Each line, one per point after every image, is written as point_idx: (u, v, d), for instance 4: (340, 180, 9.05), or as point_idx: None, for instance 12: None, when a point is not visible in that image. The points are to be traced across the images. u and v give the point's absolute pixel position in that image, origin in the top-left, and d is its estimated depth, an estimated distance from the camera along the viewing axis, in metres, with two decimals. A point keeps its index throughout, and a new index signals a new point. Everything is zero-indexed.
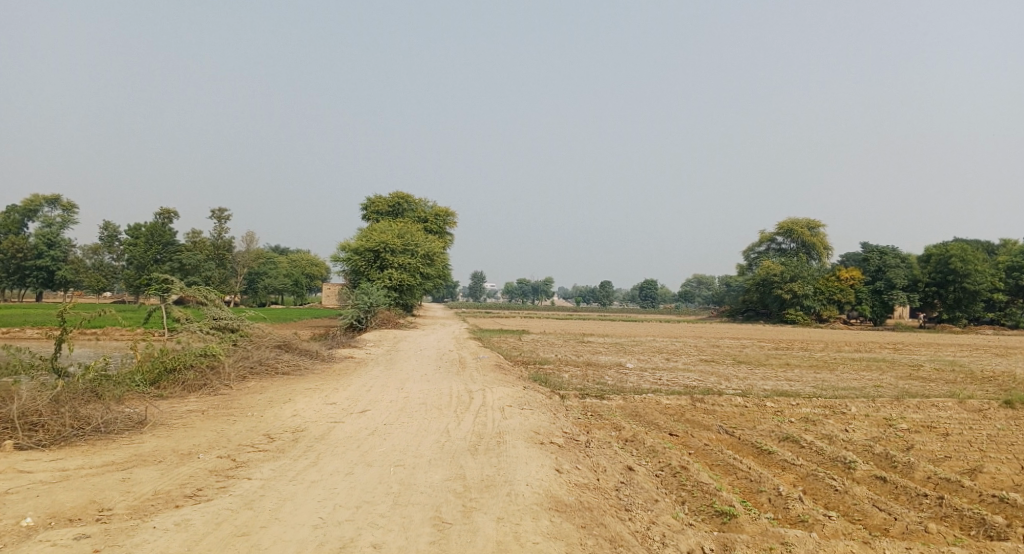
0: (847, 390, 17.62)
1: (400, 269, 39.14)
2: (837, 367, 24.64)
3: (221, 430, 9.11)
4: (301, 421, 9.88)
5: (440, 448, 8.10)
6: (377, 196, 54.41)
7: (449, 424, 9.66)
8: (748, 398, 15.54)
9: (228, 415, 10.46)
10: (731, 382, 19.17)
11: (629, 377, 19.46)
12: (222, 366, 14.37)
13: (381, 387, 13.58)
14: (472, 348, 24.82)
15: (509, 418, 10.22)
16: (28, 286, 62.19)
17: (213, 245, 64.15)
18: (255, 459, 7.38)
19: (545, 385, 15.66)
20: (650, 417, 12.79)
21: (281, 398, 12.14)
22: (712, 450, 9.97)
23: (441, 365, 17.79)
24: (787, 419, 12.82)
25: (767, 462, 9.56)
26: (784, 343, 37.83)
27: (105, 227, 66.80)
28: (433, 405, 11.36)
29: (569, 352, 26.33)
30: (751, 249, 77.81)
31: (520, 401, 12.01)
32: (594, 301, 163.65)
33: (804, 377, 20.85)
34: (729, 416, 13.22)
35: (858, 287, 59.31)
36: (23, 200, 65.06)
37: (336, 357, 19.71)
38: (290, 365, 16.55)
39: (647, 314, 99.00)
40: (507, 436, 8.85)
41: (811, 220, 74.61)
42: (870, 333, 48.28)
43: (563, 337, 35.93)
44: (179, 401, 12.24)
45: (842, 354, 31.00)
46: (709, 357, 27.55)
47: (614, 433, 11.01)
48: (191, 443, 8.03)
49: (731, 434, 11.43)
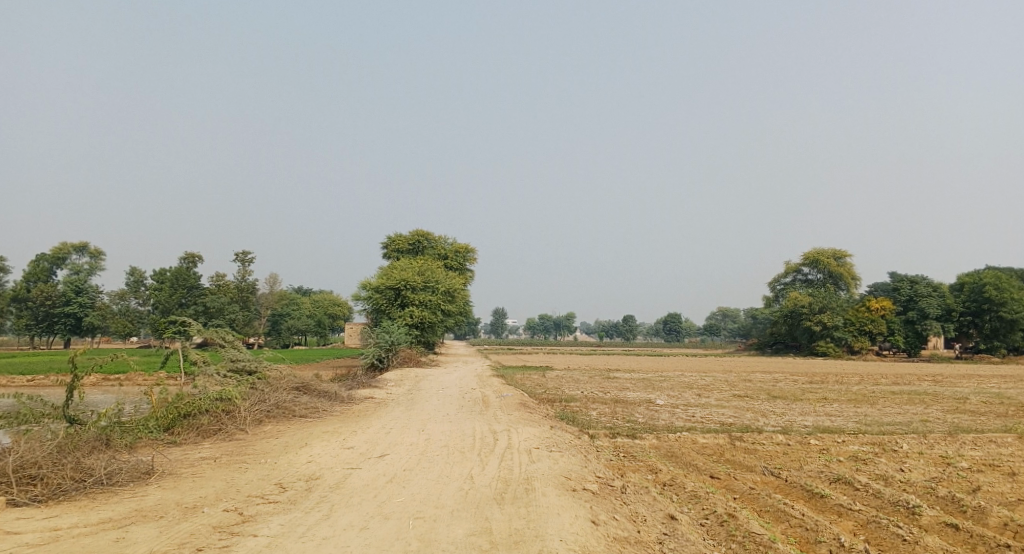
0: (894, 425, 16.52)
1: (421, 306, 38.74)
2: (878, 401, 23.34)
3: (231, 479, 8.62)
4: (316, 468, 9.33)
5: (464, 497, 7.45)
6: (397, 235, 54.52)
7: (473, 469, 9.00)
8: (790, 435, 14.58)
9: (241, 462, 9.98)
10: (768, 418, 18.15)
11: (659, 414, 18.54)
12: (238, 410, 13.94)
13: (402, 429, 12.99)
14: (495, 386, 24.08)
15: (537, 461, 9.53)
16: (57, 333, 63.10)
17: (237, 288, 64.69)
18: (263, 513, 6.85)
19: (573, 424, 14.91)
20: (687, 458, 11.98)
21: (298, 443, 11.61)
22: (759, 495, 9.13)
23: (464, 405, 17.13)
24: (835, 458, 11.89)
25: (821, 506, 8.67)
26: (817, 376, 36.39)
27: (132, 273, 67.83)
28: (455, 447, 10.75)
29: (595, 390, 25.44)
30: (776, 280, 76.44)
31: (548, 443, 11.32)
32: (617, 336, 161.56)
33: (846, 412, 19.70)
34: (772, 456, 12.33)
35: (890, 317, 57.43)
36: (53, 248, 66.60)
37: (356, 397, 19.14)
38: (308, 408, 16.02)
39: (672, 348, 97.01)
40: (535, 482, 8.17)
41: (837, 249, 73.16)
42: (906, 365, 46.37)
43: (589, 374, 34.92)
44: (191, 448, 11.76)
45: (880, 387, 29.53)
46: (742, 392, 26.42)
47: (651, 476, 10.25)
48: (197, 496, 7.55)
49: (777, 476, 10.56)
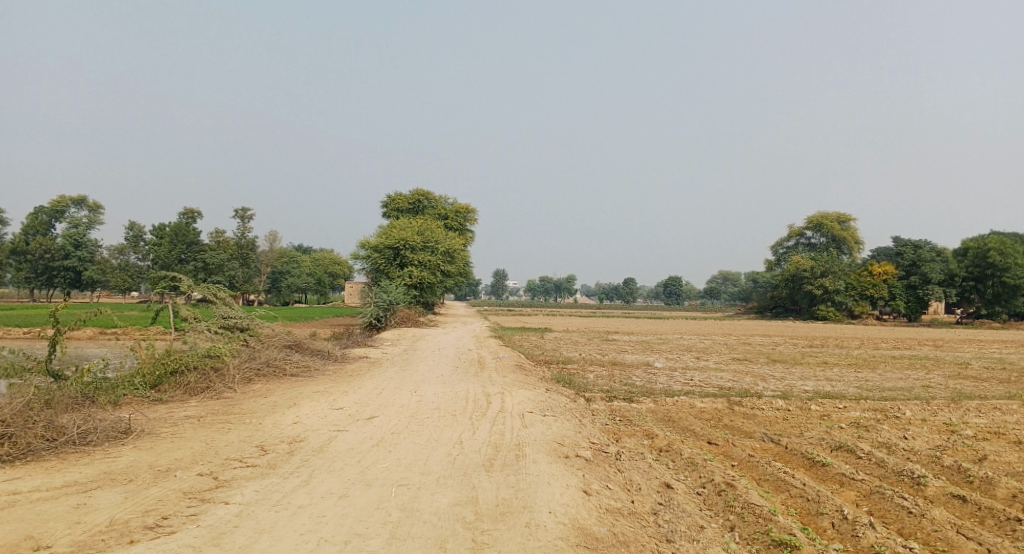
0: (895, 391, 16.23)
1: (420, 266, 38.29)
2: (879, 366, 23.07)
3: (211, 441, 8.26)
4: (301, 430, 9.01)
5: (451, 464, 7.09)
6: (397, 193, 53.79)
7: (463, 433, 8.66)
8: (791, 400, 14.28)
9: (224, 422, 9.64)
10: (768, 382, 17.86)
11: (657, 377, 18.27)
12: (228, 368, 13.58)
13: (393, 390, 12.66)
14: (492, 347, 23.81)
15: (530, 426, 9.19)
16: (57, 287, 62.83)
17: (236, 245, 64.29)
18: (239, 478, 6.51)
19: (569, 387, 14.63)
20: (685, 423, 11.69)
21: (285, 403, 11.30)
22: (758, 463, 8.83)
23: (459, 366, 16.83)
24: (837, 425, 11.60)
25: (822, 475, 8.37)
26: (817, 340, 36.26)
27: (131, 227, 67.23)
28: (447, 410, 10.43)
29: (594, 351, 25.20)
30: (779, 244, 75.98)
31: (543, 406, 10.98)
32: (617, 298, 161.56)
33: (846, 377, 19.44)
34: (771, 421, 12.05)
35: (892, 282, 57.05)
36: (51, 201, 65.89)
37: (350, 357, 18.84)
38: (300, 366, 15.67)
39: (672, 311, 97.01)
40: (527, 449, 7.82)
41: (842, 213, 72.32)
42: (906, 330, 46.22)
43: (587, 335, 34.74)
44: (178, 406, 11.45)
45: (881, 352, 29.30)
46: (741, 356, 26.20)
47: (647, 442, 9.95)
48: (172, 458, 7.22)
49: (777, 443, 10.26)
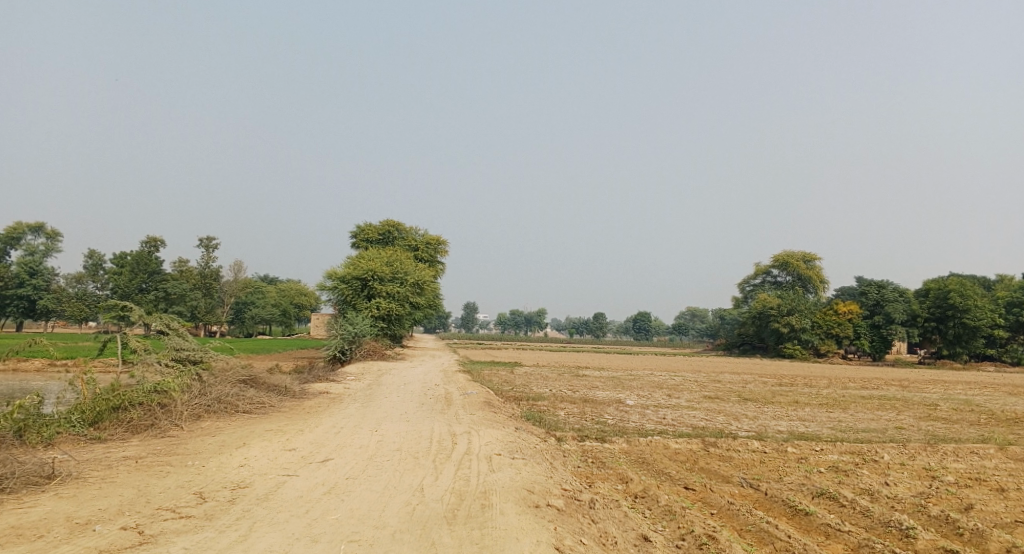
0: (869, 433, 16.00)
1: (388, 298, 37.50)
2: (849, 406, 23.00)
3: (143, 485, 7.37)
4: (246, 474, 8.20)
5: (409, 516, 6.44)
6: (367, 224, 53.17)
7: (425, 479, 8.01)
8: (766, 442, 13.91)
9: (163, 465, 8.70)
10: (741, 422, 17.53)
11: (629, 415, 17.77)
12: (175, 404, 12.56)
13: (353, 429, 11.90)
14: (460, 382, 23.06)
15: (498, 470, 8.57)
16: (8, 315, 59.87)
17: (200, 274, 62.53)
18: (168, 532, 5.69)
19: (539, 425, 14.04)
20: (659, 465, 11.21)
21: (234, 444, 10.43)
22: (739, 511, 8.44)
23: (424, 403, 16.10)
24: (815, 469, 11.29)
25: (806, 526, 8.13)
26: (786, 379, 36.33)
27: (90, 255, 64.85)
28: (408, 452, 9.74)
29: (564, 387, 24.68)
30: (747, 282, 77.09)
31: (511, 448, 10.36)
32: (586, 333, 161.70)
33: (819, 417, 19.24)
34: (748, 465, 11.65)
35: (856, 321, 58.08)
36: (7, 227, 63.35)
37: (309, 392, 17.88)
38: (254, 403, 14.64)
39: (641, 347, 97.36)
40: (494, 497, 7.22)
41: (806, 252, 73.94)
42: (871, 370, 46.86)
43: (558, 371, 34.25)
44: (116, 445, 10.44)
45: (850, 391, 29.35)
46: (713, 394, 25.94)
47: (621, 487, 9.41)
48: (95, 507, 6.26)
49: (756, 489, 9.85)
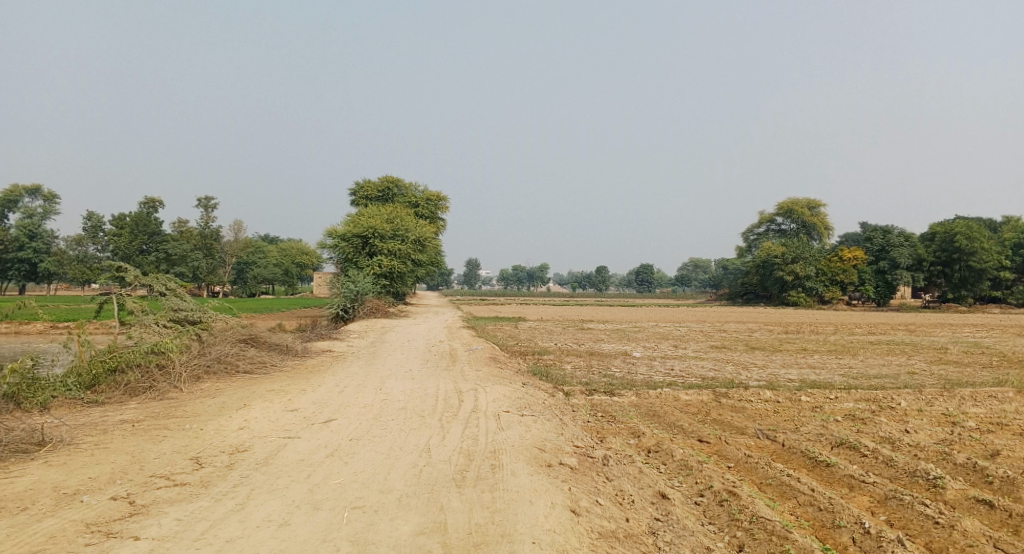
0: (881, 379, 15.72)
1: (389, 255, 37.02)
2: (857, 352, 22.75)
3: (137, 450, 7.04)
4: (247, 437, 7.88)
5: (416, 479, 6.10)
6: (366, 181, 52.27)
7: (432, 438, 7.70)
8: (779, 391, 13.60)
9: (160, 429, 8.38)
10: (751, 371, 17.25)
11: (637, 367, 17.53)
12: (174, 365, 12.21)
13: (356, 388, 11.60)
14: (465, 338, 22.84)
15: (507, 429, 8.24)
16: (10, 279, 59.61)
17: (201, 235, 61.96)
18: (161, 501, 5.36)
19: (546, 380, 13.77)
20: (671, 418, 10.91)
21: (235, 405, 10.14)
22: (757, 464, 8.15)
23: (429, 359, 15.84)
24: (831, 418, 11.01)
25: (828, 478, 7.85)
26: (793, 326, 36.05)
27: (89, 217, 64.22)
28: (414, 410, 9.43)
29: (570, 341, 24.42)
30: (750, 230, 76.30)
31: (520, 404, 10.05)
32: (589, 286, 161.74)
33: (829, 364, 18.98)
34: (763, 415, 11.35)
35: (861, 267, 57.47)
36: (2, 190, 62.55)
37: (312, 351, 17.63)
38: (255, 363, 14.34)
39: (645, 299, 97.07)
40: (504, 457, 6.88)
41: (811, 199, 72.98)
42: (876, 315, 46.76)
43: (563, 324, 34.08)
44: (113, 409, 10.14)
45: (857, 337, 29.13)
46: (720, 344, 25.67)
47: (633, 441, 9.13)
48: (84, 477, 5.94)
49: (772, 441, 9.55)
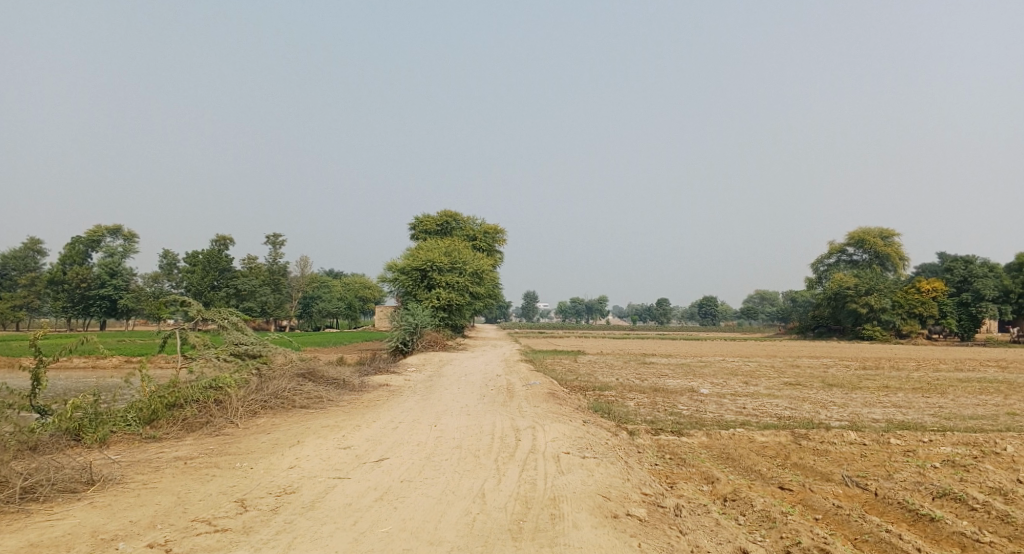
0: (980, 420, 14.17)
1: (447, 288, 37.04)
2: (946, 389, 20.90)
3: (184, 491, 6.85)
4: (296, 477, 7.60)
5: (468, 529, 5.59)
6: (425, 215, 53.05)
7: (486, 482, 7.19)
8: (865, 432, 12.39)
9: (210, 467, 8.21)
10: (830, 410, 15.94)
11: (705, 404, 16.51)
12: (231, 400, 12.22)
13: (411, 424, 11.22)
14: (522, 372, 22.28)
15: (568, 473, 7.63)
16: (93, 315, 63.13)
17: (268, 271, 64.20)
18: (199, 551, 5.11)
19: (608, 417, 13.05)
20: (746, 462, 10.00)
21: (288, 441, 9.96)
22: (849, 517, 7.21)
23: (486, 395, 15.37)
24: (929, 464, 9.83)
25: (935, 535, 6.84)
26: (870, 362, 33.77)
27: (165, 255, 67.87)
28: (469, 450, 8.95)
29: (631, 376, 23.46)
30: (819, 261, 73.07)
31: (581, 445, 9.42)
32: (649, 319, 158.13)
33: (917, 403, 17.41)
34: (849, 459, 10.27)
35: (942, 299, 53.65)
36: (89, 231, 66.87)
37: (368, 385, 17.48)
38: (311, 397, 14.24)
39: (708, 332, 93.35)
40: (565, 505, 6.29)
41: (883, 228, 69.42)
42: (962, 350, 43.47)
43: (623, 358, 33.01)
44: (170, 445, 10.14)
45: (945, 374, 26.84)
46: (792, 380, 24.11)
47: (706, 488, 8.32)
48: (125, 521, 5.79)
49: (864, 489, 8.52)
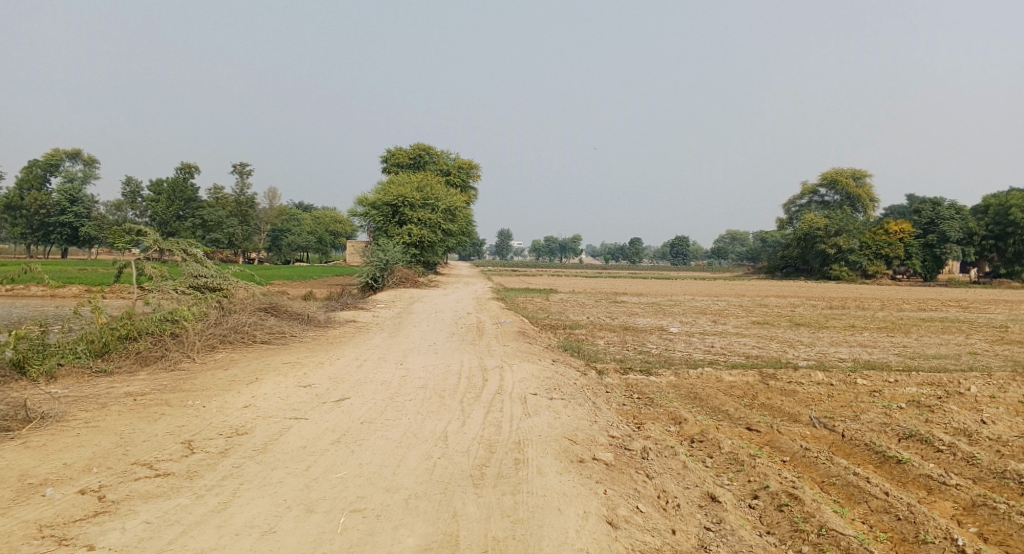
0: (942, 360, 14.43)
1: (420, 224, 36.29)
2: (910, 329, 21.31)
3: (127, 431, 6.43)
4: (249, 418, 7.21)
5: (428, 475, 5.32)
6: (397, 147, 51.49)
7: (450, 424, 6.91)
8: (832, 372, 12.46)
9: (159, 405, 7.76)
10: (797, 350, 16.10)
11: (675, 343, 16.53)
12: (188, 334, 11.69)
13: (376, 362, 10.89)
14: (493, 310, 22.09)
15: (535, 415, 7.39)
16: (54, 243, 60.93)
17: (235, 202, 62.22)
18: (134, 498, 4.74)
19: (578, 356, 12.91)
20: (715, 402, 9.94)
21: (246, 378, 9.56)
22: (817, 459, 7.16)
23: (455, 332, 15.09)
24: (895, 404, 9.89)
25: (901, 478, 6.84)
26: (836, 301, 34.39)
27: (128, 183, 65.27)
28: (434, 390, 8.66)
29: (603, 314, 23.45)
30: (792, 202, 73.54)
31: (549, 385, 9.20)
32: (621, 257, 159.23)
33: (881, 343, 17.69)
34: (816, 400, 10.30)
35: (908, 241, 54.65)
36: (44, 155, 63.66)
37: (336, 321, 17.05)
38: (274, 332, 13.77)
39: (680, 272, 94.62)
40: (530, 450, 6.07)
41: (857, 170, 69.82)
42: (925, 290, 44.57)
43: (595, 296, 33.03)
44: (122, 380, 9.67)
45: (908, 314, 27.43)
46: (761, 319, 24.36)
47: (674, 429, 8.20)
48: (57, 464, 5.35)
49: (831, 431, 8.52)
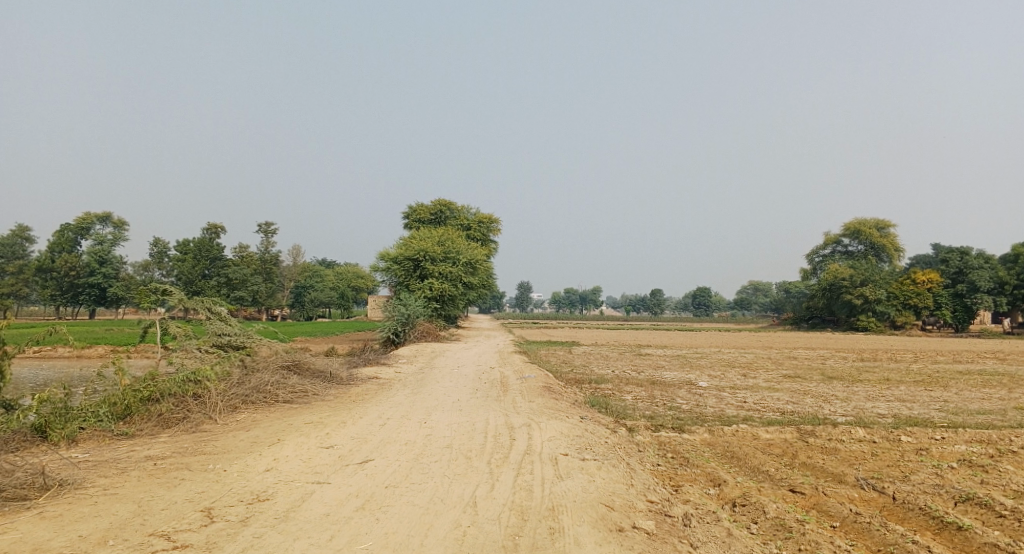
0: (988, 415, 13.73)
1: (440, 279, 36.35)
2: (949, 382, 20.48)
3: (145, 499, 6.23)
4: (270, 482, 6.98)
5: (458, 547, 5.02)
6: (418, 203, 52.32)
7: (479, 488, 6.61)
8: (874, 429, 11.87)
9: (179, 470, 7.56)
10: (834, 405, 15.46)
11: (705, 398, 15.99)
12: (210, 395, 11.56)
13: (400, 421, 10.62)
14: (516, 364, 21.73)
15: (567, 478, 7.05)
16: (82, 303, 62.12)
17: (259, 260, 63.24)
18: None
19: (606, 413, 12.49)
20: (754, 461, 9.47)
21: (268, 439, 9.35)
22: (870, 525, 6.68)
23: (478, 389, 14.77)
24: (946, 464, 9.32)
25: (965, 546, 6.33)
26: (867, 354, 33.41)
27: (156, 244, 66.88)
28: (460, 451, 8.36)
29: (628, 368, 22.95)
30: (815, 252, 72.86)
31: (579, 444, 8.85)
32: (642, 309, 157.96)
33: (921, 397, 16.95)
34: (861, 459, 9.76)
35: (937, 290, 53.42)
36: (77, 218, 65.68)
37: (358, 378, 16.84)
38: (296, 391, 13.59)
39: (703, 323, 93.35)
40: (565, 517, 5.74)
41: (880, 220, 69.23)
42: (958, 341, 43.21)
43: (618, 349, 32.52)
44: (142, 443, 9.51)
45: (944, 366, 26.47)
46: (791, 372, 23.63)
47: (713, 492, 7.76)
48: (73, 536, 5.14)
49: (882, 493, 7.99)
